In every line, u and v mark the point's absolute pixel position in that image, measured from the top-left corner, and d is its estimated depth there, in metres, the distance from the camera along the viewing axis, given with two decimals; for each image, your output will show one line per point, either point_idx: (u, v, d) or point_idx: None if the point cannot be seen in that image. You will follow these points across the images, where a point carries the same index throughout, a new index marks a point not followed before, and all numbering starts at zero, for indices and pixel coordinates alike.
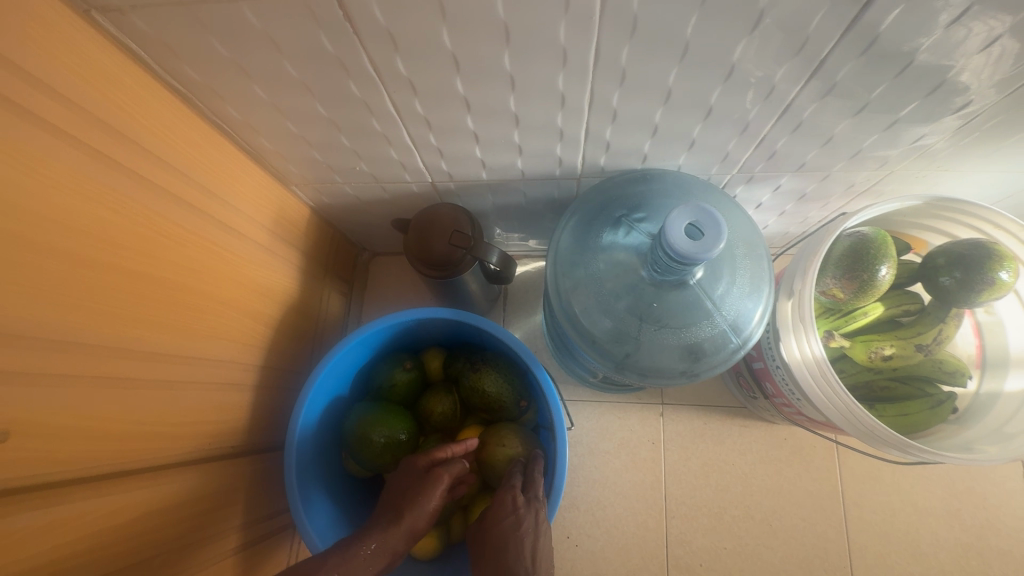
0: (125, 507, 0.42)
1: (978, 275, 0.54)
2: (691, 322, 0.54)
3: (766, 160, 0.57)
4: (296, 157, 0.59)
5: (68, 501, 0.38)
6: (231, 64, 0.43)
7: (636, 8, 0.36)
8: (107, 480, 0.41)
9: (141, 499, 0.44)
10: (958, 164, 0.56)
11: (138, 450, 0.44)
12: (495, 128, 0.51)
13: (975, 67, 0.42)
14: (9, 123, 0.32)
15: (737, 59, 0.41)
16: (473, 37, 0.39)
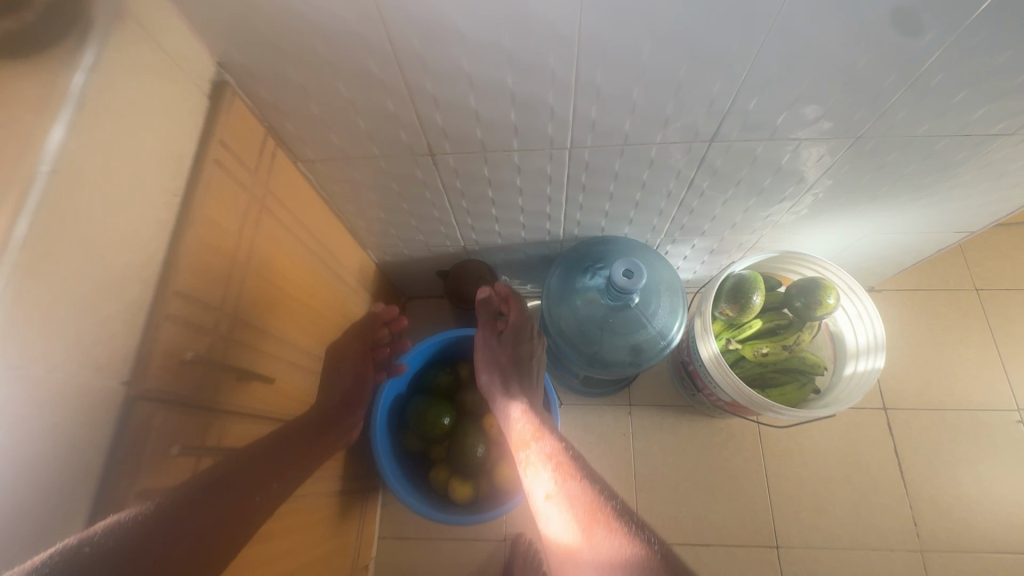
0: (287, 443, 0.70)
1: (814, 299, 0.85)
2: (634, 331, 0.84)
3: (680, 229, 0.89)
4: (377, 232, 0.90)
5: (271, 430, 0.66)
6: (360, 184, 0.75)
7: (587, 157, 0.69)
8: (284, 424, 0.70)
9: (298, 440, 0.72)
10: (798, 228, 0.89)
11: (294, 410, 0.72)
12: (510, 214, 0.84)
13: (778, 180, 0.76)
14: (272, 225, 0.63)
15: (646, 178, 0.74)
16: (500, 170, 0.72)
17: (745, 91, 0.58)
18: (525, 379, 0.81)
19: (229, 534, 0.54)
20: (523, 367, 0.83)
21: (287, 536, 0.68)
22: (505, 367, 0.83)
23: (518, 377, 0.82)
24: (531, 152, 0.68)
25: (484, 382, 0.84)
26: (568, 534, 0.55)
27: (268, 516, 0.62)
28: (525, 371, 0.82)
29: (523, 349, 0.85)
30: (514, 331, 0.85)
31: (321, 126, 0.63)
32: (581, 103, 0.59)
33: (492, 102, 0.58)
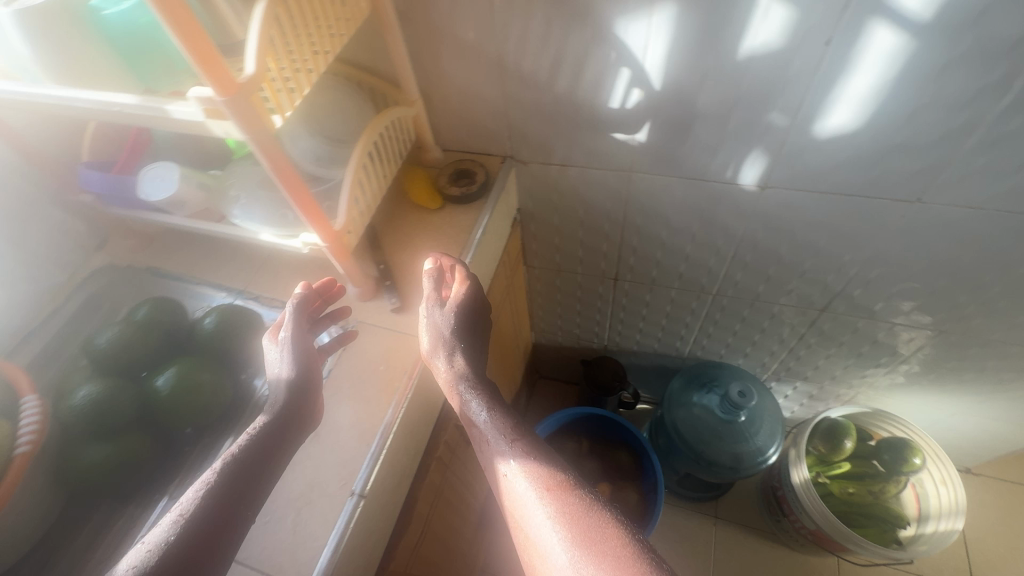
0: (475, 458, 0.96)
1: (902, 455, 0.99)
2: (739, 441, 1.03)
3: (786, 371, 1.11)
4: (546, 321, 1.20)
5: None
6: (554, 287, 1.07)
7: (725, 302, 0.97)
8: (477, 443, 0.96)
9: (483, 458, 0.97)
10: (891, 392, 1.07)
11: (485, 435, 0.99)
12: (652, 329, 1.11)
13: (876, 348, 0.96)
14: (507, 304, 0.95)
15: (767, 324, 0.99)
16: (659, 298, 1.01)
17: (853, 283, 0.84)
18: (479, 345, 0.56)
19: (450, 503, 0.79)
20: (466, 326, 0.55)
21: (464, 528, 0.92)
22: (450, 337, 0.54)
23: (468, 342, 0.55)
24: (686, 291, 0.96)
25: (425, 350, 0.55)
26: (498, 447, 0.47)
27: (461, 505, 0.87)
28: (476, 329, 0.57)
29: (477, 304, 0.58)
30: (463, 294, 0.55)
31: (553, 248, 0.97)
32: (733, 268, 0.88)
33: (672, 256, 0.89)
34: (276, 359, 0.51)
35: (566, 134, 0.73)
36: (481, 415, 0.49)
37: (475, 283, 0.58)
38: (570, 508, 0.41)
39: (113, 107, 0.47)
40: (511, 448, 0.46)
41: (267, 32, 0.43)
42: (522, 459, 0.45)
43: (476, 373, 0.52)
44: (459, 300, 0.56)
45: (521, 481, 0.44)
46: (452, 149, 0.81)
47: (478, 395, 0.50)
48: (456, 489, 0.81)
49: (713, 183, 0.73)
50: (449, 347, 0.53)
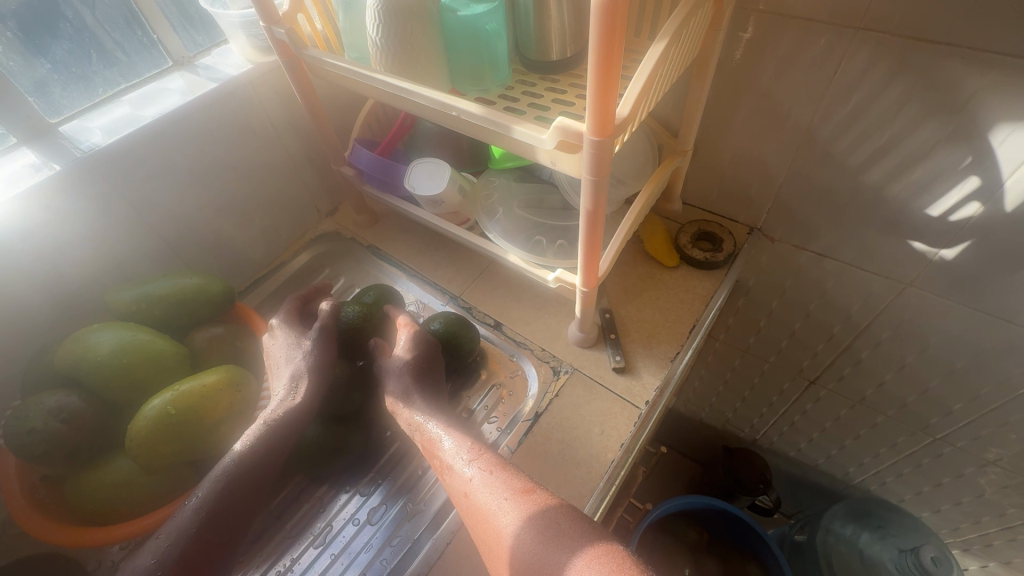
0: None
1: None
2: None
3: (982, 545, 0.92)
4: (698, 394, 1.10)
5: None
6: (729, 364, 0.97)
7: (944, 450, 0.81)
8: None
9: None
10: None
11: None
12: (825, 443, 0.97)
13: None
14: None
15: (987, 491, 0.82)
16: (855, 417, 0.88)
17: None
18: (435, 387, 0.53)
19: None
20: (416, 371, 0.52)
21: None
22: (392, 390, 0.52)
23: (426, 370, 0.53)
24: (898, 422, 0.83)
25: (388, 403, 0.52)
26: (477, 485, 0.44)
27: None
28: (437, 369, 0.54)
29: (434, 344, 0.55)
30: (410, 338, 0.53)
31: (751, 329, 0.87)
32: (982, 421, 0.73)
33: (904, 383, 0.76)
34: (282, 354, 0.53)
35: (843, 226, 0.64)
36: (468, 470, 0.45)
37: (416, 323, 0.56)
38: (552, 532, 0.40)
39: (449, 110, 0.46)
40: (487, 483, 0.43)
41: (652, 76, 0.40)
42: (501, 493, 0.43)
43: (438, 413, 0.49)
44: (409, 345, 0.53)
45: (498, 511, 0.42)
46: (693, 206, 0.75)
47: (441, 428, 0.48)
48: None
49: (1019, 328, 0.60)
50: (406, 394, 0.51)
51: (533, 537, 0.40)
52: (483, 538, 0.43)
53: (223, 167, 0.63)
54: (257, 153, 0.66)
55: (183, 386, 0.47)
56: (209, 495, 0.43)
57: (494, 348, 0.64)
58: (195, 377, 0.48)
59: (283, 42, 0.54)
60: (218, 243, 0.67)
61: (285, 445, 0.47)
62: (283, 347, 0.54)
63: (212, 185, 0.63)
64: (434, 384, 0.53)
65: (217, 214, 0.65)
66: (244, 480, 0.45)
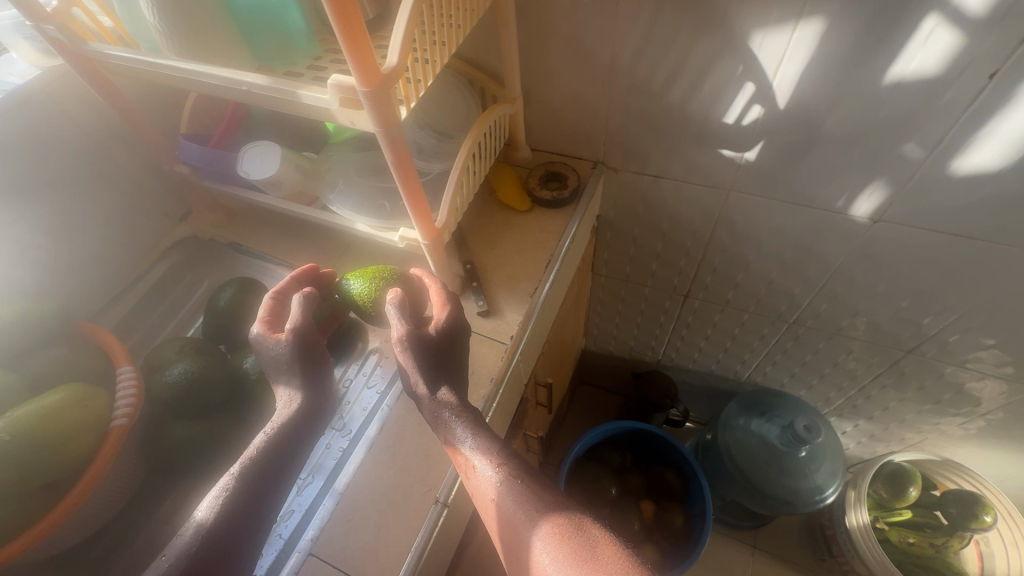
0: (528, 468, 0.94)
1: (971, 510, 0.93)
2: (798, 476, 0.99)
3: (850, 407, 1.06)
4: (601, 329, 1.18)
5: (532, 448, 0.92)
6: (617, 296, 1.05)
7: (801, 332, 0.92)
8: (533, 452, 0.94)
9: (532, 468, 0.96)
10: (963, 442, 1.01)
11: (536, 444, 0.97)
12: (713, 349, 1.07)
13: (957, 397, 0.91)
14: (573, 309, 0.94)
15: (840, 359, 0.95)
16: (729, 319, 0.97)
17: (950, 328, 0.79)
18: (456, 375, 0.49)
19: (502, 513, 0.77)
20: (439, 356, 0.49)
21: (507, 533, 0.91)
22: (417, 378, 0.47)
23: (450, 361, 0.49)
24: (760, 316, 0.93)
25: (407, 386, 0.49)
26: (498, 490, 0.42)
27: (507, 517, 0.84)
28: (459, 354, 0.50)
29: (462, 330, 0.51)
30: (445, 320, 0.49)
31: (625, 259, 0.94)
32: (819, 298, 0.84)
33: (753, 279, 0.85)
34: (270, 363, 0.47)
35: (667, 146, 0.70)
36: (489, 473, 0.42)
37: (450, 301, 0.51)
38: (582, 556, 0.37)
39: (241, 85, 0.46)
40: (512, 491, 0.41)
41: (416, 21, 0.41)
42: (499, 484, 0.42)
43: (462, 406, 0.46)
44: (440, 330, 0.49)
45: (524, 526, 0.40)
46: (541, 151, 0.79)
47: (465, 428, 0.45)
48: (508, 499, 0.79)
49: (819, 210, 0.69)
50: (428, 384, 0.47)
51: (559, 559, 0.37)
52: (486, 517, 0.43)
53: (33, 186, 0.59)
54: (71, 166, 0.62)
55: (18, 411, 0.45)
56: (218, 511, 0.38)
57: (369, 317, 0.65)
58: (34, 400, 0.47)
59: (57, 40, 0.51)
60: (53, 267, 0.63)
61: (295, 451, 0.43)
62: (269, 355, 0.47)
63: (25, 206, 0.59)
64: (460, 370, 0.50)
65: (40, 234, 0.61)
66: (257, 494, 0.39)
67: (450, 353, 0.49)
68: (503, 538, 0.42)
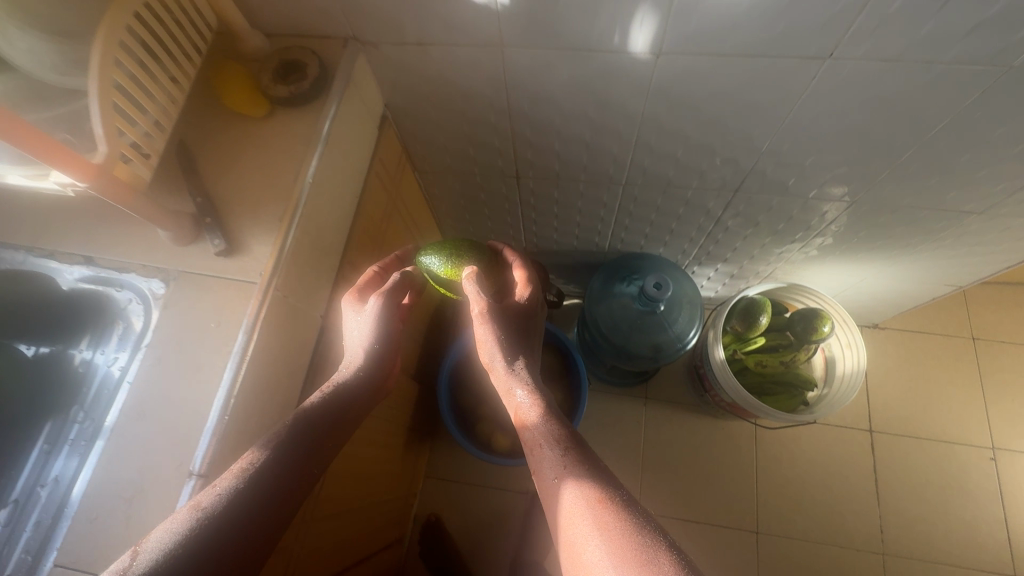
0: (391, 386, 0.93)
1: (811, 325, 1.01)
2: (658, 331, 1.03)
3: (706, 254, 1.08)
4: (457, 228, 1.11)
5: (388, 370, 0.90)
6: (454, 191, 0.97)
7: (638, 192, 0.89)
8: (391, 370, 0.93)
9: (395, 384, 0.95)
10: (805, 265, 1.06)
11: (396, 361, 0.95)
12: (568, 226, 1.04)
13: (790, 225, 0.93)
14: (396, 218, 0.85)
15: (682, 211, 0.93)
16: (568, 194, 0.92)
17: (765, 160, 0.76)
18: (525, 345, 0.62)
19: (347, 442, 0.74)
20: (519, 326, 0.63)
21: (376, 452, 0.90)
22: (498, 344, 0.59)
23: (524, 336, 0.63)
24: (595, 184, 0.88)
25: (487, 362, 0.61)
26: (547, 453, 0.49)
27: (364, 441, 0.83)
28: (533, 330, 0.64)
29: (536, 309, 0.66)
30: (526, 295, 0.65)
31: (442, 149, 0.84)
32: (639, 154, 0.78)
33: (572, 147, 0.78)
34: (355, 328, 0.60)
35: (414, 4, 0.57)
36: (541, 431, 0.51)
37: (536, 283, 0.68)
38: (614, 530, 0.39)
39: None
40: (560, 456, 0.48)
41: None
42: (557, 450, 0.48)
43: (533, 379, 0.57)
44: (521, 302, 0.65)
45: (567, 492, 0.44)
46: (281, 35, 0.64)
47: (527, 390, 0.55)
48: (353, 426, 0.76)
49: (599, 54, 0.60)
50: (506, 355, 0.58)
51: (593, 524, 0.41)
52: (540, 487, 0.48)
53: None
54: None
55: None
56: (275, 451, 0.47)
57: (100, 285, 0.55)
58: None
59: None
60: None
61: (347, 411, 0.54)
62: (355, 322, 0.60)
63: None
64: (533, 341, 0.64)
65: None
66: (306, 440, 0.49)
67: (526, 326, 0.64)
68: (554, 511, 0.45)
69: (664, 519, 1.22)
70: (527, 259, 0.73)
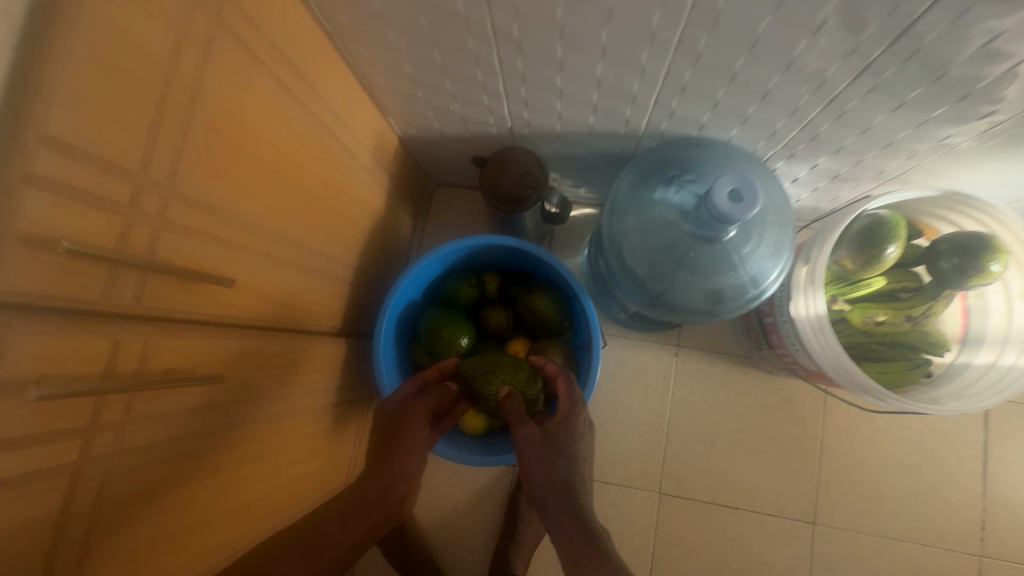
0: (282, 356, 0.57)
1: (972, 262, 0.63)
2: (720, 272, 0.63)
3: (808, 141, 0.65)
4: (401, 92, 0.68)
5: (267, 338, 0.54)
6: (375, 14, 0.53)
7: (721, 7, 0.44)
8: (276, 331, 0.56)
9: (291, 352, 0.58)
10: (974, 162, 0.64)
11: (290, 316, 0.58)
12: (580, 87, 0.60)
13: (999, 83, 0.49)
14: (242, 57, 0.43)
15: (798, 53, 0.49)
16: (581, 12, 0.48)
17: None
18: (571, 493, 0.55)
19: (147, 490, 0.40)
20: (566, 465, 0.58)
21: (258, 465, 0.56)
22: (549, 493, 0.55)
23: (565, 480, 0.56)
24: None
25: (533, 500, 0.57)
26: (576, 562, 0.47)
27: (206, 467, 0.47)
28: (576, 474, 0.58)
29: (579, 434, 0.61)
30: (572, 418, 0.62)
31: None
32: None
33: None
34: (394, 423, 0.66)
35: None
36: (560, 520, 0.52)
37: (578, 403, 0.64)
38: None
39: None
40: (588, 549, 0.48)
41: None
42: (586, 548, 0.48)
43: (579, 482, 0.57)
44: (565, 427, 0.61)
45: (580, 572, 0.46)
46: None
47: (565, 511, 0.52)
48: (155, 460, 0.41)
49: None
50: (545, 486, 0.56)
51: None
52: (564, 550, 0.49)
53: None
54: None
55: None
56: None
57: None
58: None
59: None
60: None
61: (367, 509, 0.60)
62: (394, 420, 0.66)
63: None
64: (576, 479, 0.57)
65: None
66: None
67: (566, 462, 0.58)
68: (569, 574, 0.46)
69: (691, 505, 0.93)
70: (572, 377, 0.66)
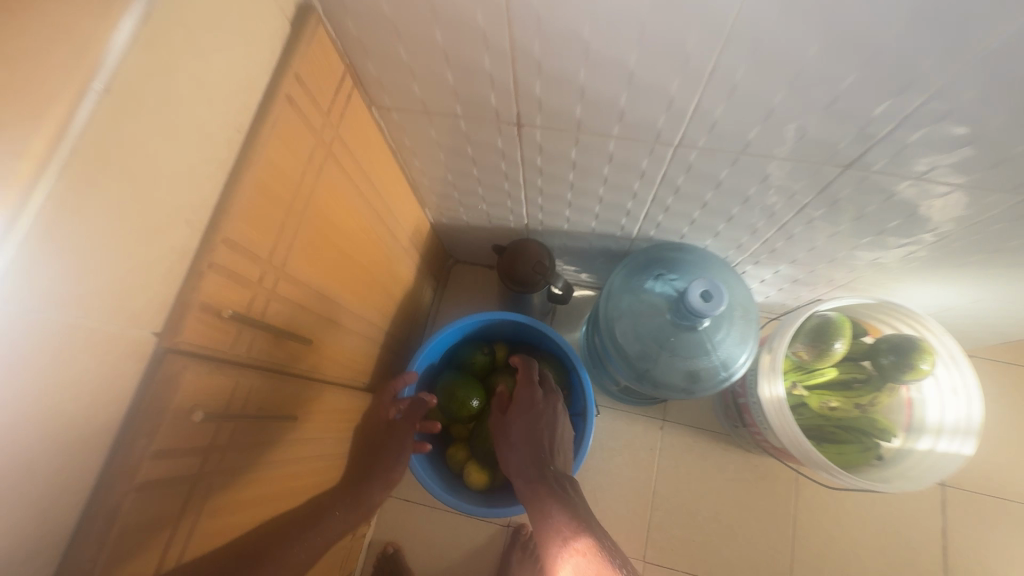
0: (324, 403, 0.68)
1: (906, 360, 0.74)
2: (697, 356, 0.76)
3: (768, 253, 0.80)
4: (439, 192, 0.84)
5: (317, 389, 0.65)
6: (433, 141, 0.70)
7: (692, 160, 0.61)
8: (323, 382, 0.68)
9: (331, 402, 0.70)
10: (900, 278, 0.78)
11: (333, 370, 0.70)
12: (585, 200, 0.76)
13: (903, 224, 0.65)
14: (338, 175, 0.58)
15: (751, 192, 0.65)
16: (589, 152, 0.64)
17: (917, 116, 0.47)
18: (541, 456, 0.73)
19: (212, 507, 0.49)
20: (534, 440, 0.75)
21: (288, 499, 0.63)
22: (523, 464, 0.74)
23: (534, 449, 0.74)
24: (630, 143, 0.60)
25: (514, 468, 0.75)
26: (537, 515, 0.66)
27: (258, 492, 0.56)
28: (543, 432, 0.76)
29: (538, 403, 0.78)
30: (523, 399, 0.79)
31: (406, 75, 0.57)
32: (710, 98, 0.50)
33: (604, 78, 0.51)
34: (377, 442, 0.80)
35: None
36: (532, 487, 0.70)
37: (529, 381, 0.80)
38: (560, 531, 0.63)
39: None
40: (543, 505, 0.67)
41: None
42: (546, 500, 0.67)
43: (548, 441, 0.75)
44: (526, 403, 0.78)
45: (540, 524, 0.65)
46: None
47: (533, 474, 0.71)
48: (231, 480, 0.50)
49: None
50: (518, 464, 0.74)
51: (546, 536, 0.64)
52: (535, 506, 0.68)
53: None
54: None
55: None
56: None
57: None
58: None
59: None
60: None
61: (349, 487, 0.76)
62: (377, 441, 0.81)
63: None
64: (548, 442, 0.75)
65: None
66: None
67: (534, 432, 0.76)
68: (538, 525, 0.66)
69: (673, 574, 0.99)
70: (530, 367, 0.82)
